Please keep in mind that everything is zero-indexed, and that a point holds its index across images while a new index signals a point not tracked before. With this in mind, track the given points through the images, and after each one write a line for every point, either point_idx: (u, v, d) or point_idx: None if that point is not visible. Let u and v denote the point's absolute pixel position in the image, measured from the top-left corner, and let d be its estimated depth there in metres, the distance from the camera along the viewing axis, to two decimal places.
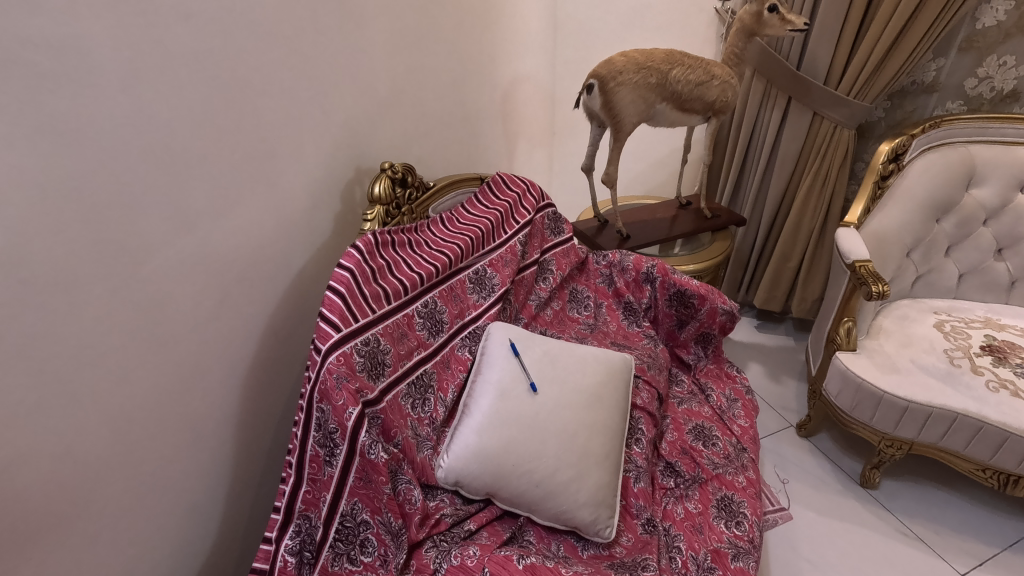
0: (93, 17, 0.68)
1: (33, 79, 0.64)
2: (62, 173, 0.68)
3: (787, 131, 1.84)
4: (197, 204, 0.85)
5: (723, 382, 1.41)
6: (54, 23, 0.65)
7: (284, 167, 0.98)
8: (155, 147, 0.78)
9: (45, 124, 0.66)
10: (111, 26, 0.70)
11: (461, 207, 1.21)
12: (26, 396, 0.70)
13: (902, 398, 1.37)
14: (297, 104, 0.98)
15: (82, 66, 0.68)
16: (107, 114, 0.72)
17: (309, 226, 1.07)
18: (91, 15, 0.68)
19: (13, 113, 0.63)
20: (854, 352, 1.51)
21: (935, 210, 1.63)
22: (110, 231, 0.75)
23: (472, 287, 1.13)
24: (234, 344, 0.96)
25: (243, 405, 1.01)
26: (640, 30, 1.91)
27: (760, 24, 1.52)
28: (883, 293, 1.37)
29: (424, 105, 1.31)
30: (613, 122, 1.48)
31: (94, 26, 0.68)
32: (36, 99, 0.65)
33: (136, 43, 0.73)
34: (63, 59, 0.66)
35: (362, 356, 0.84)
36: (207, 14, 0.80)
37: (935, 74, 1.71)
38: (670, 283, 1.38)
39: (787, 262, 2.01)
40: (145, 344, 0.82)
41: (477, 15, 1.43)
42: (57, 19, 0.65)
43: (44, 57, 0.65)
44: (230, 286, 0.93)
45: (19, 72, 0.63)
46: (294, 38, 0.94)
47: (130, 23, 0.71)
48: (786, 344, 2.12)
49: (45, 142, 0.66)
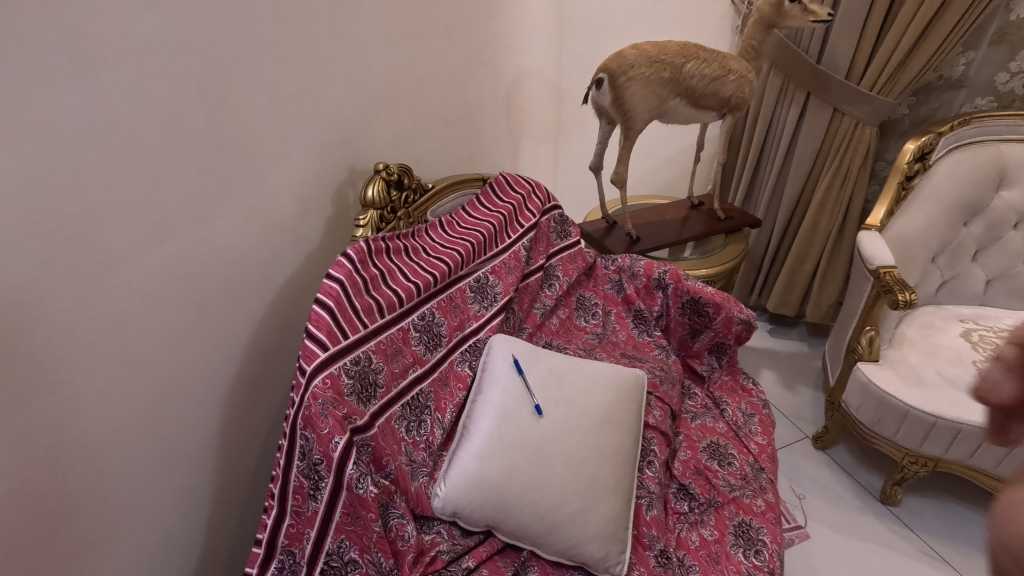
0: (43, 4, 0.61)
1: None
2: (14, 179, 0.61)
3: (805, 129, 1.75)
4: (169, 210, 0.78)
5: (739, 395, 1.32)
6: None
7: (267, 168, 0.90)
8: (120, 150, 0.71)
9: None
10: (65, 14, 0.63)
11: (461, 210, 1.14)
12: None
13: (930, 413, 1.29)
14: (282, 100, 0.90)
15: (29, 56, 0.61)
16: (60, 111, 0.64)
17: (297, 232, 0.99)
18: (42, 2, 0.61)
19: None
20: (877, 363, 1.43)
21: (964, 213, 1.54)
22: (69, 242, 0.68)
23: (473, 297, 1.05)
24: (215, 360, 0.90)
25: (225, 426, 0.95)
26: (650, 22, 1.83)
27: (780, 14, 1.43)
28: (911, 302, 1.29)
29: (423, 102, 1.24)
30: (623, 119, 1.39)
31: (45, 15, 0.61)
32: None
33: (95, 34, 0.66)
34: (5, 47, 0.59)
35: (351, 377, 0.77)
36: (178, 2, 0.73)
37: (963, 68, 1.61)
38: (683, 291, 1.30)
39: (802, 265, 1.93)
40: (114, 364, 0.76)
41: (478, 6, 1.35)
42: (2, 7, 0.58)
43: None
44: (208, 298, 0.86)
45: None
46: (276, 27, 0.86)
47: (87, 11, 0.64)
48: (799, 350, 2.04)
49: None
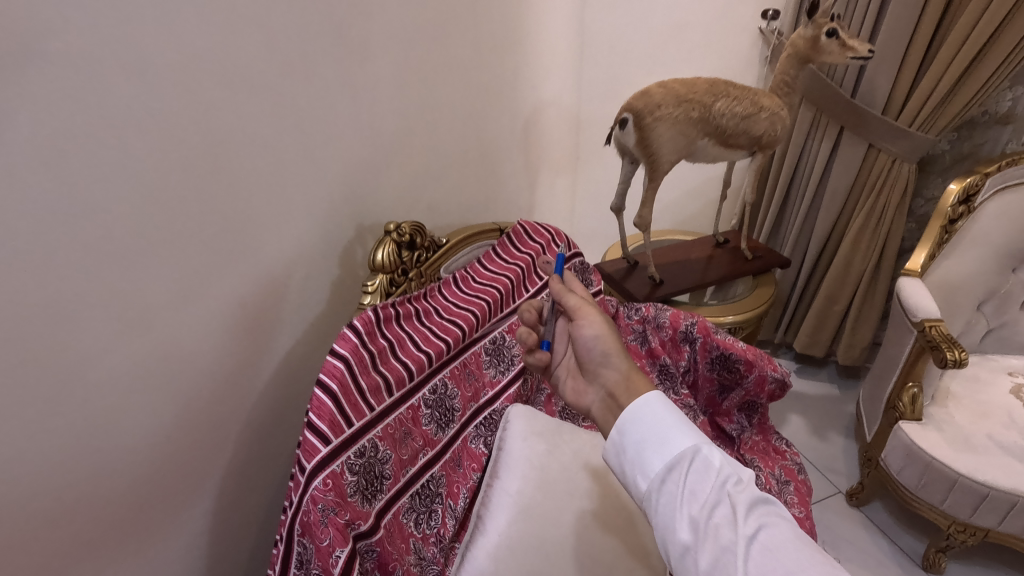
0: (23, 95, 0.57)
1: None
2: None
3: (838, 164, 1.66)
4: (150, 291, 0.72)
5: (772, 458, 1.23)
6: None
7: (261, 230, 0.85)
8: (97, 236, 0.66)
9: None
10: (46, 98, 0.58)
11: (477, 264, 1.06)
12: None
13: (983, 484, 1.19)
14: (280, 157, 0.84)
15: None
16: (17, 196, 0.58)
17: (296, 294, 0.93)
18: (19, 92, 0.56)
19: None
20: (921, 423, 1.33)
21: (1012, 259, 1.43)
22: (24, 339, 0.62)
23: (489, 361, 0.98)
24: (205, 440, 0.84)
25: (211, 505, 0.89)
26: (677, 49, 1.72)
27: (816, 49, 1.35)
28: (962, 361, 1.19)
29: (434, 144, 1.17)
30: (649, 161, 1.31)
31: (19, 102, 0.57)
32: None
33: (74, 114, 0.61)
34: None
35: (355, 473, 0.71)
36: (170, 71, 0.68)
37: (1011, 103, 1.52)
38: (712, 345, 1.22)
39: (834, 305, 1.83)
40: (92, 457, 0.71)
41: (495, 39, 1.28)
42: None
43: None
44: (191, 373, 0.80)
45: None
46: (274, 80, 0.81)
47: (63, 92, 0.60)
48: (830, 393, 1.94)
49: None
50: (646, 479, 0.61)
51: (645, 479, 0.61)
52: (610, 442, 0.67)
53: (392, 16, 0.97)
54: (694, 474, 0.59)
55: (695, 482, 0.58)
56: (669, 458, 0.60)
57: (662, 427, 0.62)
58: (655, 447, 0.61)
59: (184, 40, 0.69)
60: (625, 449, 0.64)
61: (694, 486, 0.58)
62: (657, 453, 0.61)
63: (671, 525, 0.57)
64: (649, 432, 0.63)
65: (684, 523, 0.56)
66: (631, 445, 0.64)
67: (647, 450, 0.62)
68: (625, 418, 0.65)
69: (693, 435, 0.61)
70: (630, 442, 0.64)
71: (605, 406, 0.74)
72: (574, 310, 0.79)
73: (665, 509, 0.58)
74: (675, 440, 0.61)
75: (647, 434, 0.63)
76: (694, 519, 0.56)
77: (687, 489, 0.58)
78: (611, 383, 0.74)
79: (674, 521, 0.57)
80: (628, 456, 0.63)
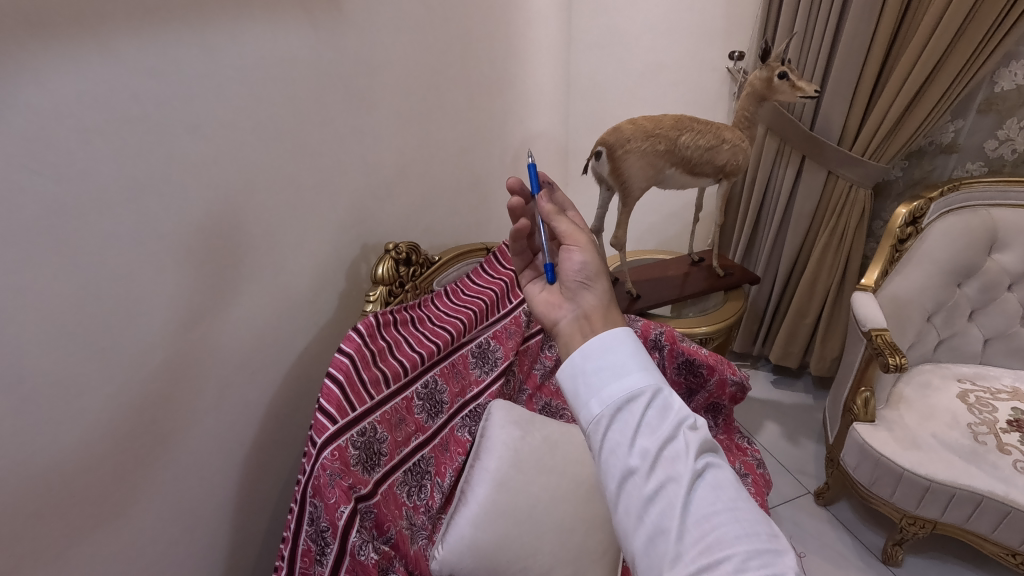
0: (111, 146, 0.73)
1: (56, 207, 0.69)
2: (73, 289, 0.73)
3: (802, 189, 1.81)
4: (201, 300, 0.89)
5: (734, 454, 1.35)
6: (69, 158, 0.70)
7: (282, 250, 1.01)
8: (160, 256, 0.82)
9: (59, 247, 0.70)
10: (127, 148, 0.75)
11: (466, 278, 1.22)
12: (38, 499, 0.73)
13: (924, 477, 1.31)
14: (299, 190, 1.02)
15: (78, 185, 0.71)
16: (107, 225, 0.75)
17: (308, 304, 1.10)
18: (108, 145, 0.73)
19: (35, 239, 0.68)
20: (873, 424, 1.45)
21: (957, 274, 1.57)
22: (110, 340, 0.78)
23: (474, 362, 1.13)
24: (231, 427, 1.00)
25: (235, 484, 1.03)
26: (654, 87, 1.90)
27: (770, 89, 1.52)
28: (902, 366, 1.33)
29: (430, 176, 1.35)
30: (622, 188, 1.47)
31: (109, 152, 0.73)
32: (37, 218, 0.68)
33: (147, 160, 0.78)
34: (65, 179, 0.70)
35: (357, 448, 0.86)
36: (216, 125, 0.86)
37: (953, 134, 1.68)
38: (678, 352, 1.36)
39: (803, 319, 1.96)
40: (148, 438, 0.85)
41: (486, 83, 1.47)
42: (75, 155, 0.70)
43: (42, 180, 0.68)
44: (225, 369, 0.96)
45: (38, 203, 0.68)
46: (295, 128, 0.99)
47: (140, 143, 0.76)
48: (804, 402, 2.06)
49: (62, 261, 0.71)
50: (600, 404, 0.62)
51: (599, 404, 0.62)
52: (568, 365, 0.68)
53: (394, 73, 1.17)
54: (652, 411, 0.61)
55: (652, 417, 0.61)
56: (630, 390, 0.62)
57: (627, 362, 0.65)
58: (616, 378, 0.63)
59: (228, 101, 0.87)
60: (584, 373, 0.66)
61: (652, 421, 0.61)
62: (617, 383, 0.63)
63: (620, 450, 0.59)
64: (613, 362, 0.65)
65: (633, 450, 0.58)
66: (591, 371, 0.65)
67: (607, 380, 0.64)
68: (592, 347, 0.67)
69: (656, 377, 0.64)
70: (591, 369, 0.65)
71: (576, 323, 0.74)
72: (565, 235, 0.81)
73: (616, 434, 0.60)
74: (639, 376, 0.63)
75: (611, 365, 0.65)
76: (646, 449, 0.58)
77: (643, 422, 0.60)
78: (588, 305, 0.76)
79: (624, 447, 0.59)
80: (586, 382, 0.65)
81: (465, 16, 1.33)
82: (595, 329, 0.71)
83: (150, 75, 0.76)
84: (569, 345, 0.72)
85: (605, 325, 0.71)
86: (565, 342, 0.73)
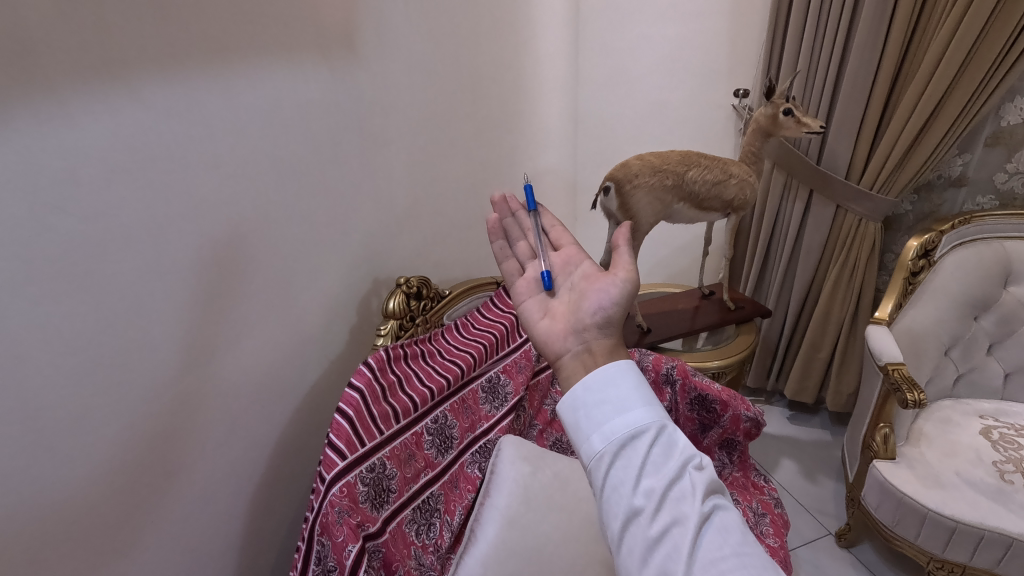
0: (132, 187, 0.76)
1: (77, 244, 0.71)
2: (90, 326, 0.74)
3: (811, 223, 1.82)
4: (214, 334, 0.90)
5: (751, 493, 1.32)
6: (90, 197, 0.72)
7: (294, 285, 1.03)
8: (175, 291, 0.83)
9: (77, 282, 0.72)
10: (147, 188, 0.78)
11: (476, 312, 1.22)
12: (42, 538, 0.72)
13: (949, 517, 1.26)
14: (311, 227, 1.04)
15: (100, 223, 0.73)
16: (124, 262, 0.76)
17: (318, 337, 1.11)
18: (129, 185, 0.76)
19: (55, 275, 0.70)
20: (894, 462, 1.41)
21: (972, 307, 1.55)
22: (122, 374, 0.78)
23: (485, 398, 1.12)
24: (238, 462, 0.99)
25: (240, 522, 1.02)
26: (660, 126, 1.93)
27: (776, 125, 1.53)
28: (921, 402, 1.29)
29: (439, 212, 1.37)
30: (630, 223, 1.48)
31: (128, 191, 0.76)
32: (58, 254, 0.70)
33: (166, 198, 0.80)
34: (90, 218, 0.72)
35: (366, 485, 0.85)
36: (233, 164, 0.88)
37: (961, 168, 1.69)
38: (690, 387, 1.35)
39: (817, 352, 1.94)
40: (155, 474, 0.85)
41: (496, 122, 1.51)
42: (96, 194, 0.72)
43: (69, 219, 0.70)
44: (235, 404, 0.96)
45: (58, 241, 0.69)
46: (309, 167, 1.01)
47: (159, 182, 0.79)
48: (820, 439, 2.02)
49: (81, 296, 0.73)
50: (603, 439, 0.61)
51: (601, 439, 0.61)
52: (569, 398, 0.67)
53: (406, 113, 1.21)
54: (657, 449, 0.60)
55: (657, 455, 0.60)
56: (635, 426, 0.61)
57: (630, 397, 0.64)
58: (620, 412, 0.63)
59: (247, 141, 0.90)
60: (586, 407, 0.65)
61: (657, 459, 0.60)
62: (621, 419, 0.62)
63: (624, 488, 0.58)
64: (616, 396, 0.64)
65: (637, 490, 0.57)
66: (592, 405, 0.65)
67: (610, 414, 0.63)
68: (594, 380, 0.66)
69: (661, 413, 0.63)
70: (593, 403, 0.65)
71: (578, 359, 0.74)
72: (614, 267, 0.79)
73: (619, 472, 0.59)
74: (643, 412, 0.62)
75: (614, 399, 0.64)
76: (651, 489, 0.57)
77: (647, 460, 0.60)
78: (593, 339, 0.75)
79: (628, 486, 0.58)
80: (588, 416, 0.64)
81: (476, 58, 1.38)
82: (598, 363, 0.72)
83: (174, 118, 0.79)
84: (571, 379, 0.71)
85: (608, 359, 0.72)
86: (567, 375, 0.73)
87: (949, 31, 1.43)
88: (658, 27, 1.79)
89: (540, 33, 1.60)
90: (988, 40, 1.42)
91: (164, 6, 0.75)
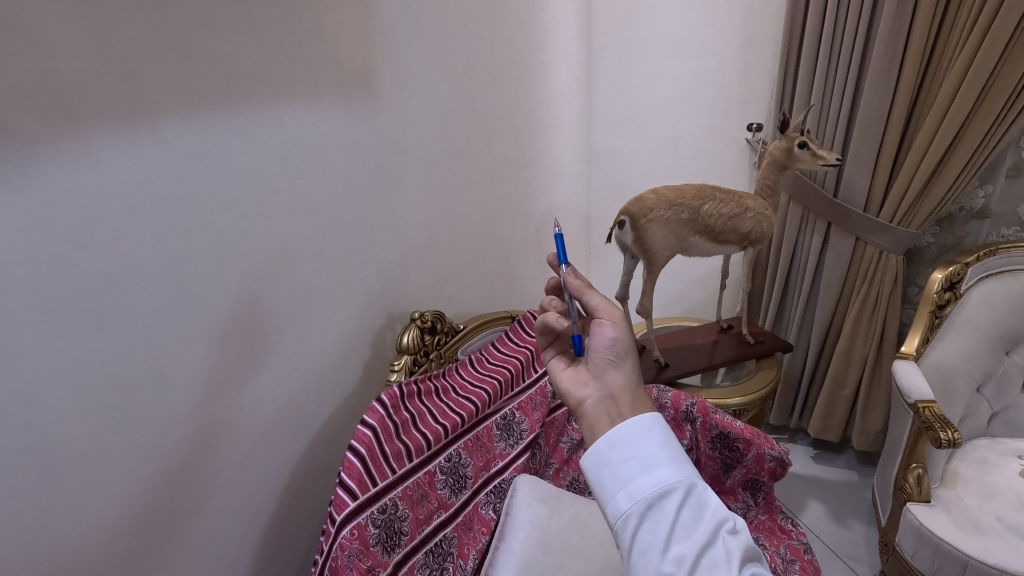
0: (149, 222, 0.77)
1: (93, 278, 0.72)
2: (105, 360, 0.74)
3: (830, 255, 1.78)
4: (229, 370, 0.89)
5: (779, 537, 1.25)
6: (108, 233, 0.73)
7: (308, 320, 1.03)
8: (189, 324, 0.83)
9: (94, 317, 0.72)
10: (167, 223, 0.79)
11: (490, 346, 1.21)
12: None
13: (993, 565, 1.18)
14: (326, 262, 1.04)
15: (117, 259, 0.74)
16: (139, 296, 0.77)
17: (332, 373, 1.10)
18: (147, 220, 0.76)
19: (71, 310, 0.70)
20: (928, 504, 1.34)
21: (1003, 342, 1.50)
22: (136, 409, 0.78)
23: (499, 435, 1.09)
24: (249, 500, 0.97)
25: (249, 562, 0.99)
26: (675, 160, 1.93)
27: (791, 158, 1.52)
28: (955, 441, 1.23)
29: (455, 247, 1.38)
30: (646, 256, 1.47)
31: (146, 226, 0.76)
32: (73, 291, 0.70)
33: (185, 234, 0.81)
34: (107, 253, 0.73)
35: (377, 527, 0.83)
36: (250, 200, 0.89)
37: (984, 200, 1.66)
38: (711, 424, 1.31)
39: (841, 389, 1.88)
40: (166, 512, 0.83)
41: (511, 158, 1.52)
42: (114, 229, 0.73)
43: (87, 253, 0.71)
44: (248, 440, 0.95)
45: (76, 276, 0.70)
46: (325, 203, 1.02)
47: (178, 217, 0.80)
48: (847, 479, 1.94)
49: (96, 331, 0.73)
50: (629, 499, 0.59)
51: (627, 499, 0.59)
52: (593, 453, 0.64)
53: (422, 150, 1.22)
54: (686, 511, 0.58)
55: (686, 518, 0.57)
56: (662, 486, 0.58)
57: (656, 454, 0.61)
58: (646, 470, 0.60)
59: (265, 178, 0.91)
60: (609, 463, 0.63)
61: (686, 523, 0.57)
62: (646, 477, 0.59)
63: (652, 554, 0.55)
64: (641, 454, 0.62)
65: (666, 556, 0.55)
66: (617, 462, 0.62)
67: (635, 472, 0.60)
68: (618, 435, 0.64)
69: (691, 472, 0.60)
70: (618, 459, 0.62)
71: (602, 404, 0.71)
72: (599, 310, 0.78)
73: (647, 535, 0.57)
74: (670, 470, 0.60)
75: (639, 456, 0.62)
76: (681, 555, 0.54)
77: (676, 523, 0.57)
78: (615, 385, 0.73)
79: (657, 551, 0.55)
80: (612, 473, 0.62)
81: (491, 97, 1.41)
82: (624, 413, 0.69)
83: (194, 156, 0.81)
84: (596, 428, 0.69)
85: (634, 410, 0.69)
86: (591, 424, 0.70)
87: (963, 65, 1.43)
88: (668, 66, 1.82)
89: (552, 73, 1.63)
90: (1004, 73, 1.41)
91: (188, 49, 0.78)
